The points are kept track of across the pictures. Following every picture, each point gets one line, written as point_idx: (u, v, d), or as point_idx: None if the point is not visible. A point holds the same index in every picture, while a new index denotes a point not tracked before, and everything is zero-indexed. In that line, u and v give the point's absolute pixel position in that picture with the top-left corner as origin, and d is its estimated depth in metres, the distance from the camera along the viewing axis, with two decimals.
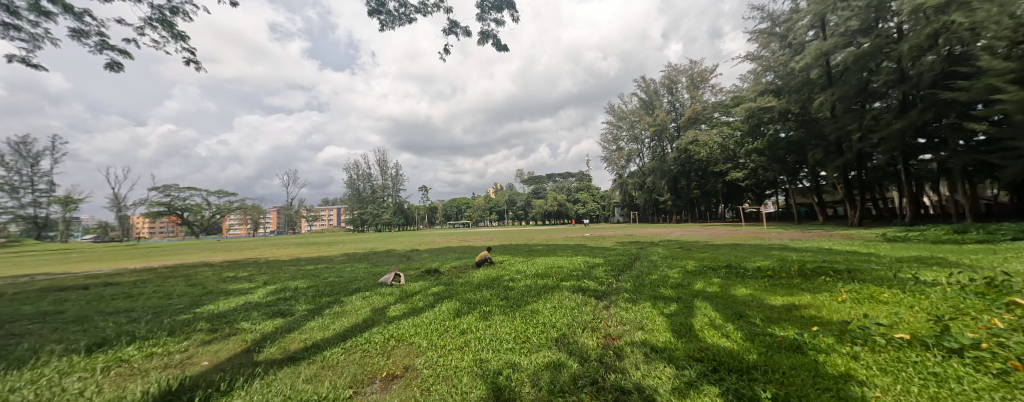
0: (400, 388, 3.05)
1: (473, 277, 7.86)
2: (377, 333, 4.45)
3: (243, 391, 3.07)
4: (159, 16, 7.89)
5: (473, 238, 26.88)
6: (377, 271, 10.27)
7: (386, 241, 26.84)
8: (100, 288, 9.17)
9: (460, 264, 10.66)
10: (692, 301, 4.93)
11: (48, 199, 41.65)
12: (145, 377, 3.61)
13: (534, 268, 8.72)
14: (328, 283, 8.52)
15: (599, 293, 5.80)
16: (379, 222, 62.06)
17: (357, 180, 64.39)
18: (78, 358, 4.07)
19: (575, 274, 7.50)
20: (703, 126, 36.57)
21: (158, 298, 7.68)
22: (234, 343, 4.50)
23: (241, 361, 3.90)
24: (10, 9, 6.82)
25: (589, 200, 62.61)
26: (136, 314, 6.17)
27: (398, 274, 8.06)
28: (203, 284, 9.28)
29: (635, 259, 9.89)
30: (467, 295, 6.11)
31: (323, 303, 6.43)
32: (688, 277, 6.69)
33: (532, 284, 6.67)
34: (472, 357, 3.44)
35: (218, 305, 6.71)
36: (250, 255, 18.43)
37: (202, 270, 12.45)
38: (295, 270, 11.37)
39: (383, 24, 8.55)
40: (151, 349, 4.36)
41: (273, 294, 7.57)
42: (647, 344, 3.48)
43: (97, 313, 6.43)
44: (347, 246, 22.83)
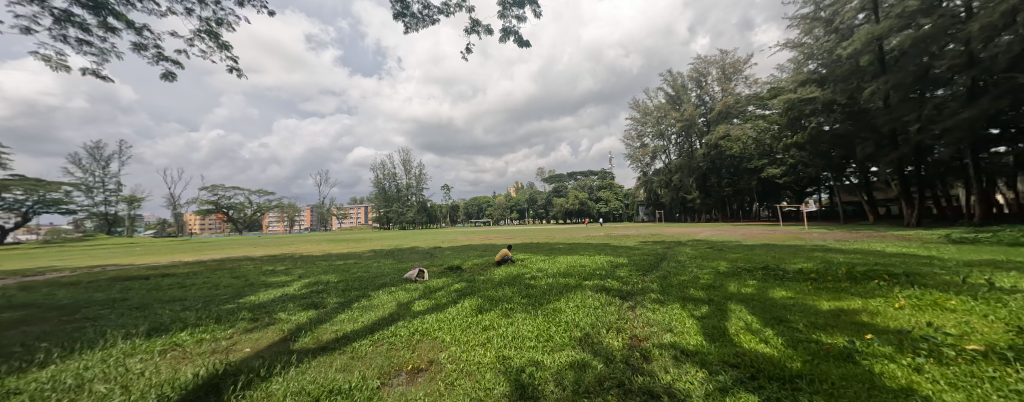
0: (425, 381, 3.11)
1: (494, 275, 7.86)
2: (402, 326, 4.54)
3: (281, 377, 3.22)
4: (207, 28, 8.38)
5: (494, 237, 27.00)
6: (402, 267, 10.55)
7: (409, 238, 27.50)
8: (158, 278, 9.90)
9: (482, 261, 10.77)
10: (725, 304, 4.74)
11: (114, 198, 45.97)
12: (194, 360, 3.85)
13: (554, 266, 8.67)
14: (356, 278, 8.80)
15: (623, 293, 5.66)
16: (404, 220, 63.78)
17: (383, 179, 66.10)
18: (139, 342, 4.39)
19: (597, 273, 7.36)
20: (736, 120, 35.16)
21: (207, 288, 8.19)
22: (273, 332, 4.73)
23: (278, 349, 4.08)
24: (82, 27, 7.42)
25: (611, 199, 61.79)
26: (188, 303, 6.60)
27: (421, 270, 8.19)
28: (246, 276, 9.84)
29: (661, 259, 9.63)
30: (488, 292, 6.15)
31: (352, 296, 6.64)
32: (720, 278, 6.43)
33: (553, 283, 6.61)
34: (495, 354, 3.46)
35: (258, 296, 7.08)
36: (287, 250, 19.50)
37: (244, 263, 13.21)
38: (326, 264, 11.85)
39: (407, 27, 8.68)
40: (201, 335, 4.66)
41: (307, 287, 7.90)
42: (677, 347, 3.36)
43: (154, 301, 6.94)
44: (374, 243, 23.62)
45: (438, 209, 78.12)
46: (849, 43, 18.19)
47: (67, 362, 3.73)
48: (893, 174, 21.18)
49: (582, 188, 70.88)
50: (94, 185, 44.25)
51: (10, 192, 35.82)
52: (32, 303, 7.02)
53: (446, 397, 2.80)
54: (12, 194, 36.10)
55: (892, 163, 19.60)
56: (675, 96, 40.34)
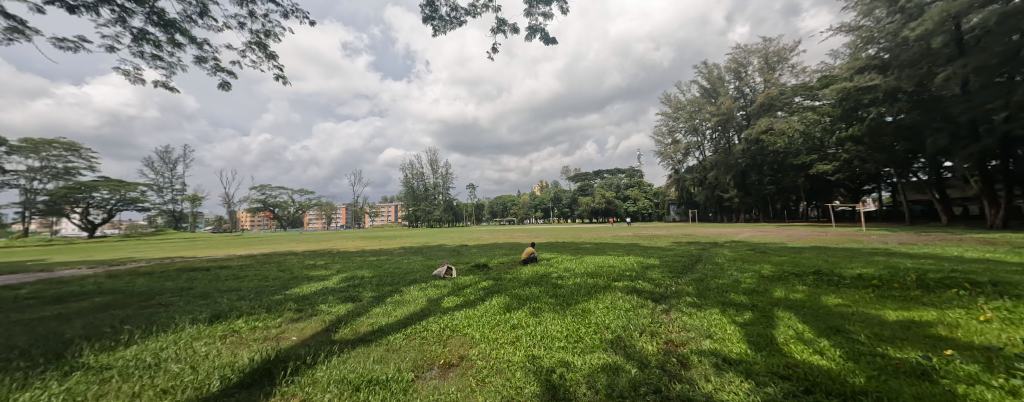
0: (456, 376, 3.16)
1: (521, 273, 7.86)
2: (433, 322, 4.64)
3: (324, 366, 3.38)
4: (256, 39, 8.92)
5: (518, 235, 27.15)
6: (431, 264, 10.82)
7: (438, 236, 28.07)
8: (217, 270, 10.68)
9: (508, 260, 10.82)
10: (770, 310, 4.50)
11: (180, 198, 50.45)
12: (250, 346, 4.13)
13: (581, 266, 8.57)
14: (389, 273, 9.13)
15: (656, 295, 5.50)
16: (431, 219, 65.37)
17: (411, 178, 67.97)
18: (202, 327, 4.78)
19: (627, 274, 7.20)
20: (780, 112, 33.21)
21: (258, 280, 8.77)
22: (316, 322, 4.98)
23: (321, 339, 4.29)
24: (155, 43, 8.09)
25: (640, 198, 60.41)
26: (243, 293, 7.09)
27: (449, 267, 8.35)
28: (291, 270, 10.43)
29: (697, 261, 9.26)
30: (516, 290, 6.15)
31: (385, 291, 6.87)
32: (764, 283, 6.10)
33: (581, 283, 6.53)
34: (525, 353, 3.45)
35: (301, 288, 7.49)
36: (326, 246, 20.56)
37: (289, 257, 14.04)
38: (361, 260, 12.35)
39: (436, 30, 8.84)
40: (254, 323, 4.99)
41: (345, 281, 8.27)
42: (719, 355, 3.22)
43: (215, 290, 7.50)
44: (404, 240, 24.40)
45: (464, 208, 79.31)
46: (918, 23, 16.78)
47: (146, 342, 4.15)
48: (973, 170, 19.15)
49: (609, 187, 69.64)
50: (160, 185, 48.94)
51: (96, 192, 40.57)
52: (115, 290, 7.80)
53: (478, 393, 2.83)
54: (100, 194, 41.00)
55: (970, 157, 17.70)
56: (712, 89, 38.90)
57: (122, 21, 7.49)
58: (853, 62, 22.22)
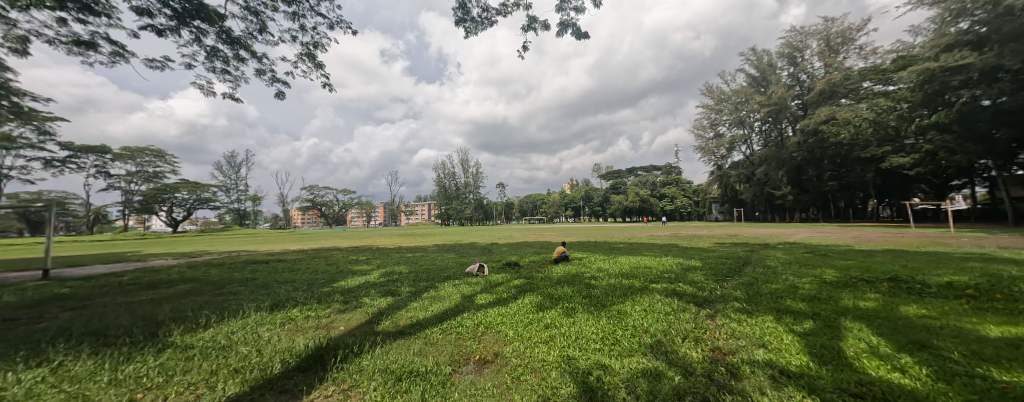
0: (491, 373, 3.19)
1: (552, 272, 7.81)
2: (467, 318, 4.71)
3: (368, 357, 3.55)
4: (307, 51, 9.49)
5: (549, 234, 27.07)
6: (464, 261, 11.04)
7: (470, 234, 28.68)
8: (274, 263, 11.61)
9: (538, 259, 10.76)
10: (837, 320, 4.12)
11: (243, 197, 55.43)
12: (303, 334, 4.44)
13: (616, 266, 8.38)
14: (424, 269, 9.44)
15: (699, 299, 5.23)
16: (462, 217, 66.87)
17: (444, 178, 69.68)
18: (264, 314, 5.23)
19: (666, 276, 6.92)
20: (844, 100, 30.42)
21: (309, 272, 9.42)
22: (360, 314, 5.24)
23: (365, 329, 4.51)
24: (224, 59, 8.86)
25: (677, 196, 58.12)
26: (297, 284, 7.65)
27: (482, 265, 8.44)
28: (337, 264, 11.09)
29: (745, 264, 8.70)
30: (548, 289, 6.09)
31: (422, 286, 7.08)
32: (827, 289, 5.63)
33: (616, 284, 6.36)
34: (559, 353, 3.40)
35: (346, 281, 7.93)
36: (367, 242, 21.63)
37: (335, 252, 14.93)
38: (399, 257, 12.86)
39: (468, 31, 8.95)
40: (306, 312, 5.36)
41: (384, 276, 8.64)
42: (774, 367, 3.01)
43: (274, 281, 8.16)
44: (438, 238, 25.13)
45: (494, 207, 80.26)
46: None
47: (219, 326, 4.67)
48: None
49: (643, 184, 67.58)
50: (225, 186, 54.04)
51: (179, 192, 46.03)
52: (194, 279, 8.74)
53: (514, 391, 2.83)
54: (182, 194, 46.42)
55: None
56: (761, 77, 36.61)
57: (198, 41, 8.28)
58: (939, 39, 19.86)
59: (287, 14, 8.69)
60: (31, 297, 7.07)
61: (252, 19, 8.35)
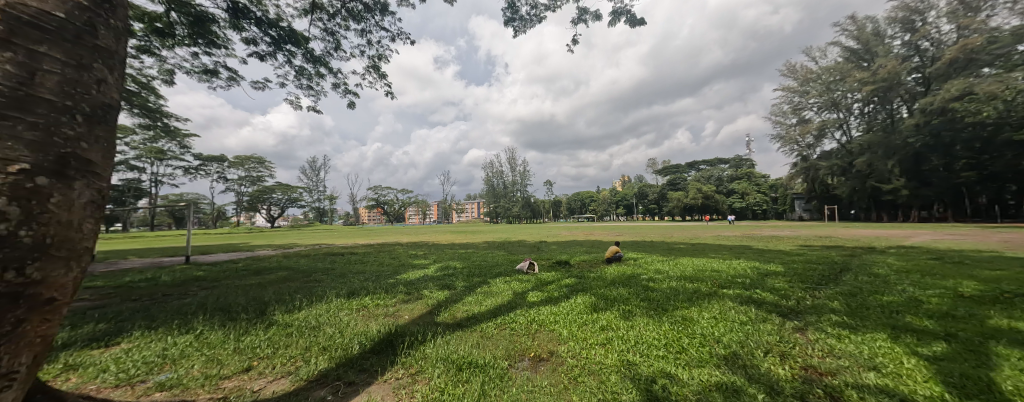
0: (548, 370, 3.16)
1: (605, 273, 7.57)
2: (520, 315, 4.72)
3: (431, 345, 3.77)
4: (373, 63, 10.22)
5: (600, 232, 26.32)
6: (514, 258, 11.14)
7: (519, 232, 28.94)
8: (348, 255, 12.78)
9: (590, 258, 10.50)
10: (979, 343, 3.43)
11: (322, 197, 61.75)
12: (374, 321, 4.85)
13: (677, 268, 7.88)
14: (476, 265, 9.70)
15: (782, 309, 4.68)
16: (510, 215, 67.83)
17: (492, 177, 70.94)
18: (343, 301, 5.93)
19: (739, 281, 6.34)
20: (987, 69, 25.56)
21: (376, 265, 10.23)
22: (422, 305, 5.57)
23: (427, 320, 4.76)
24: (308, 76, 9.85)
25: (749, 192, 53.12)
26: (367, 275, 8.36)
27: (532, 262, 8.46)
28: (400, 257, 11.90)
29: (843, 271, 7.58)
30: (602, 290, 5.88)
31: (475, 282, 7.28)
32: (962, 306, 4.72)
33: (678, 287, 5.98)
34: (618, 357, 3.26)
35: (408, 274, 8.45)
36: (424, 238, 22.80)
37: (397, 247, 16.00)
38: (453, 252, 13.37)
39: (517, 31, 8.95)
40: (375, 301, 5.88)
41: (441, 270, 9.05)
42: (892, 394, 2.57)
43: (349, 271, 9.01)
44: (488, 235, 25.70)
45: (542, 205, 80.16)
46: None
47: (307, 309, 5.41)
48: None
49: (706, 180, 62.81)
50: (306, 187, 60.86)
51: (275, 193, 53.29)
52: (287, 267, 10.01)
53: (571, 390, 2.78)
54: (277, 195, 53.43)
55: None
56: (863, 49, 32.12)
57: (287, 62, 9.27)
58: None
59: (357, 32, 9.43)
60: (178, 277, 8.61)
61: (329, 38, 9.25)
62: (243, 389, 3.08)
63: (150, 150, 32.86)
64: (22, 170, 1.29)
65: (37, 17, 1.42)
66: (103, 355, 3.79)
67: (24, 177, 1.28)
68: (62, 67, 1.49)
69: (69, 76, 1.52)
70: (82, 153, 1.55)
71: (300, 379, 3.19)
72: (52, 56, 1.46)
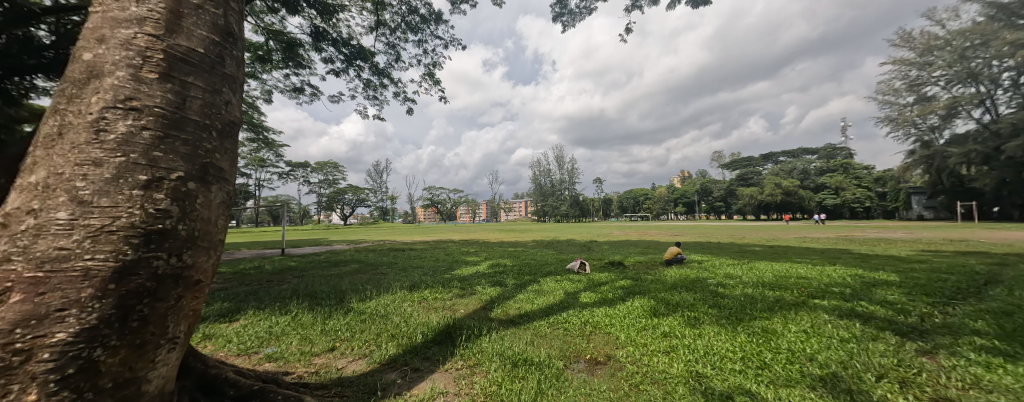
0: (605, 374, 3.03)
1: (665, 275, 7.13)
2: (574, 315, 4.61)
3: (487, 340, 3.85)
4: (428, 71, 10.68)
5: (656, 232, 24.97)
6: (564, 258, 10.99)
7: (567, 231, 28.57)
8: (408, 250, 13.60)
9: (646, 259, 10.01)
10: None
11: (384, 197, 66.42)
12: (433, 313, 5.08)
13: (749, 274, 7.16)
14: (526, 263, 9.73)
15: (897, 326, 3.98)
16: (558, 214, 67.18)
17: (539, 176, 70.74)
18: (408, 292, 6.32)
19: (836, 291, 5.55)
20: None
21: (431, 260, 10.75)
22: (475, 301, 5.72)
23: (481, 315, 4.87)
24: (374, 88, 10.62)
25: (845, 187, 46.59)
26: (424, 270, 8.81)
27: (583, 262, 8.27)
28: (454, 254, 12.37)
29: (987, 284, 6.17)
30: (662, 294, 5.53)
31: (526, 280, 7.28)
32: None
33: (753, 294, 5.42)
34: (684, 367, 3.02)
35: (462, 270, 8.72)
36: (475, 237, 23.39)
37: (450, 244, 16.65)
38: (502, 250, 13.54)
39: (565, 26, 8.72)
40: (434, 294, 6.17)
41: (492, 267, 9.22)
42: None
43: (409, 265, 9.59)
44: (536, 234, 25.66)
45: (592, 203, 78.24)
46: None
47: (376, 298, 5.89)
48: None
49: (786, 175, 57.10)
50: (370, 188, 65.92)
51: (347, 194, 58.71)
52: (356, 260, 10.98)
53: (632, 398, 2.62)
54: (349, 196, 58.85)
55: None
56: None
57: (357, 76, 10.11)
58: None
59: (415, 43, 9.91)
60: (277, 266, 9.85)
61: (391, 51, 9.90)
62: (331, 366, 3.49)
63: (255, 159, 38.13)
64: (176, 177, 1.54)
65: (184, 55, 1.68)
66: (226, 329, 4.60)
67: (177, 180, 1.54)
68: (202, 93, 1.72)
69: (209, 100, 1.75)
70: (218, 163, 1.73)
71: (374, 362, 3.51)
72: (196, 87, 1.70)
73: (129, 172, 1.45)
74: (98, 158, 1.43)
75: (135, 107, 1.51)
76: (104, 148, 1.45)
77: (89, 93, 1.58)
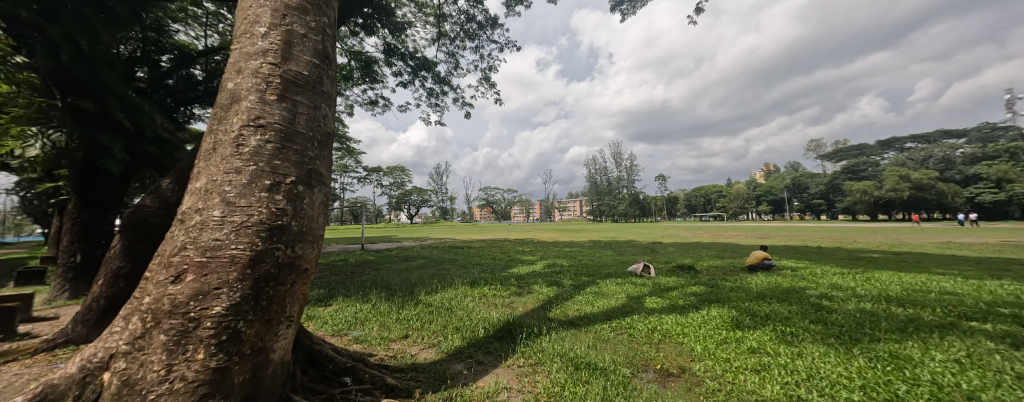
0: (681, 388, 2.77)
1: (752, 284, 6.42)
2: (639, 320, 4.34)
3: (547, 339, 3.80)
4: (485, 75, 10.96)
5: (732, 234, 22.51)
6: (625, 259, 10.45)
7: (628, 231, 27.07)
8: (466, 248, 14.05)
9: (722, 264, 9.07)
10: None
11: (443, 197, 69.61)
12: (493, 309, 5.16)
13: (866, 287, 6.04)
14: (584, 264, 9.43)
15: None
16: (616, 213, 64.33)
17: (595, 174, 68.44)
18: (469, 288, 6.52)
19: (998, 314, 4.38)
20: None
21: (488, 258, 10.98)
22: (533, 299, 5.69)
23: (540, 314, 4.82)
24: (437, 95, 11.18)
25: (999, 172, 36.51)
26: (482, 267, 9.01)
27: (647, 265, 7.77)
28: (510, 253, 12.50)
29: None
30: (745, 305, 4.95)
31: (583, 281, 7.05)
32: None
33: (865, 311, 4.58)
34: (780, 389, 2.64)
35: (519, 269, 8.75)
36: (530, 236, 23.36)
37: (506, 243, 16.83)
38: (559, 250, 13.31)
39: (624, 14, 8.26)
40: (493, 291, 6.25)
41: (549, 267, 9.09)
42: None
43: (468, 262, 9.92)
44: (594, 234, 24.77)
45: (654, 202, 73.63)
46: None
47: (442, 292, 6.18)
48: None
49: (922, 163, 46.75)
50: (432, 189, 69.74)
51: (412, 195, 62.79)
52: (420, 256, 11.66)
53: None
54: (413, 196, 62.74)
55: None
56: None
57: (422, 85, 10.75)
58: None
59: (473, 49, 10.22)
60: (356, 259, 10.95)
61: (451, 59, 10.33)
62: (405, 352, 3.72)
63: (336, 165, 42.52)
64: (291, 181, 2.02)
65: (296, 77, 2.20)
66: (320, 313, 5.20)
67: (291, 182, 2.02)
68: (305, 107, 2.21)
69: (312, 114, 2.25)
70: (318, 169, 2.23)
71: (442, 352, 3.65)
72: (302, 103, 2.20)
73: (259, 178, 1.94)
74: (239, 167, 1.95)
75: (261, 124, 2.03)
76: (243, 158, 1.96)
77: (230, 113, 2.12)
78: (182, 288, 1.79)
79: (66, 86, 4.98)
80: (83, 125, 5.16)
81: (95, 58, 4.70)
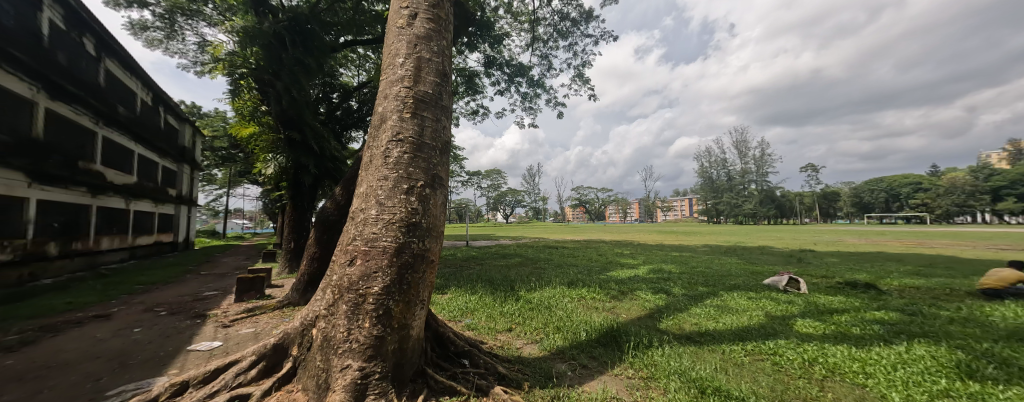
0: None
1: (997, 318, 4.36)
2: (787, 348, 3.42)
3: (660, 353, 3.30)
4: (578, 72, 10.55)
5: (924, 243, 16.22)
6: (755, 269, 8.51)
7: (756, 236, 22.27)
8: (563, 248, 13.82)
9: (927, 286, 6.46)
10: None
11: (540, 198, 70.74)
12: (594, 312, 4.85)
13: None
14: (699, 272, 8.05)
15: None
16: (740, 214, 53.82)
17: (710, 167, 58.91)
18: (567, 288, 6.30)
19: None
20: None
21: (586, 260, 10.51)
22: (638, 306, 5.13)
23: (648, 323, 4.30)
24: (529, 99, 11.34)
25: None
26: (578, 268, 8.62)
27: (794, 277, 6.24)
28: (608, 255, 11.75)
29: None
30: (975, 346, 3.38)
31: (700, 291, 6.01)
32: None
33: None
34: None
35: (619, 272, 8.06)
36: (631, 238, 21.54)
37: (604, 245, 15.91)
38: (664, 254, 11.81)
39: None
40: (594, 294, 5.89)
41: (653, 272, 8.10)
42: None
43: (564, 263, 9.68)
44: (707, 237, 21.29)
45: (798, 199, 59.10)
46: None
47: (540, 290, 6.14)
48: None
49: None
50: (528, 190, 71.71)
51: (508, 196, 65.84)
52: (522, 254, 11.98)
53: None
54: (509, 197, 65.72)
55: None
56: None
57: (516, 91, 11.07)
58: None
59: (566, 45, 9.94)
60: (465, 254, 11.92)
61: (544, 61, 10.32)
62: (511, 344, 3.78)
63: None
64: (420, 184, 2.36)
65: (423, 95, 2.55)
66: (438, 300, 5.77)
67: (421, 185, 2.35)
68: (430, 121, 2.54)
69: (435, 126, 2.57)
70: (442, 174, 2.54)
71: (545, 349, 3.57)
72: (428, 117, 2.53)
73: (398, 183, 2.32)
74: (387, 175, 2.36)
75: (400, 138, 2.41)
76: (389, 167, 2.36)
77: (379, 131, 2.56)
78: (355, 269, 2.25)
79: (287, 124, 8.46)
80: (293, 149, 8.68)
81: (300, 101, 8.09)
